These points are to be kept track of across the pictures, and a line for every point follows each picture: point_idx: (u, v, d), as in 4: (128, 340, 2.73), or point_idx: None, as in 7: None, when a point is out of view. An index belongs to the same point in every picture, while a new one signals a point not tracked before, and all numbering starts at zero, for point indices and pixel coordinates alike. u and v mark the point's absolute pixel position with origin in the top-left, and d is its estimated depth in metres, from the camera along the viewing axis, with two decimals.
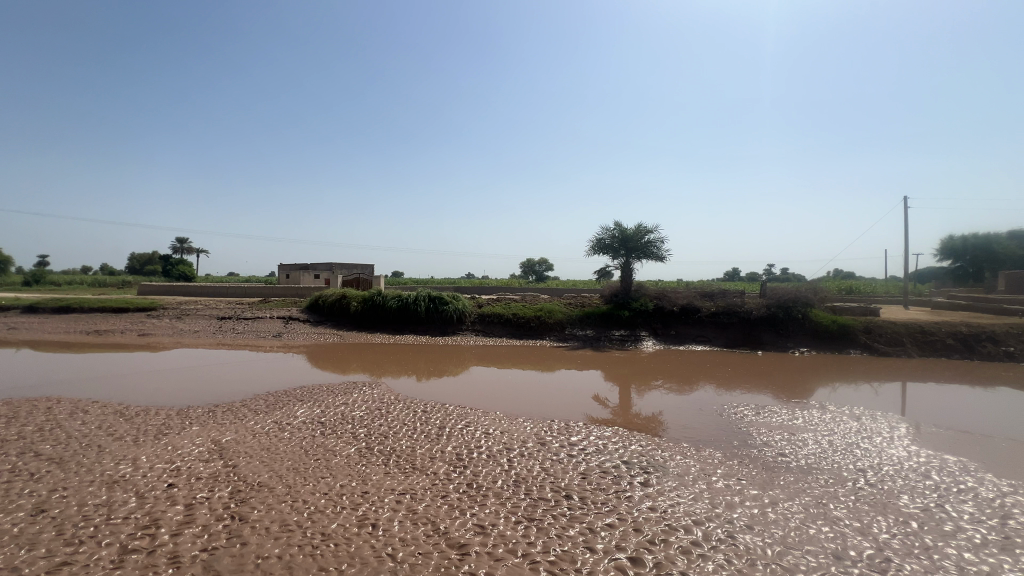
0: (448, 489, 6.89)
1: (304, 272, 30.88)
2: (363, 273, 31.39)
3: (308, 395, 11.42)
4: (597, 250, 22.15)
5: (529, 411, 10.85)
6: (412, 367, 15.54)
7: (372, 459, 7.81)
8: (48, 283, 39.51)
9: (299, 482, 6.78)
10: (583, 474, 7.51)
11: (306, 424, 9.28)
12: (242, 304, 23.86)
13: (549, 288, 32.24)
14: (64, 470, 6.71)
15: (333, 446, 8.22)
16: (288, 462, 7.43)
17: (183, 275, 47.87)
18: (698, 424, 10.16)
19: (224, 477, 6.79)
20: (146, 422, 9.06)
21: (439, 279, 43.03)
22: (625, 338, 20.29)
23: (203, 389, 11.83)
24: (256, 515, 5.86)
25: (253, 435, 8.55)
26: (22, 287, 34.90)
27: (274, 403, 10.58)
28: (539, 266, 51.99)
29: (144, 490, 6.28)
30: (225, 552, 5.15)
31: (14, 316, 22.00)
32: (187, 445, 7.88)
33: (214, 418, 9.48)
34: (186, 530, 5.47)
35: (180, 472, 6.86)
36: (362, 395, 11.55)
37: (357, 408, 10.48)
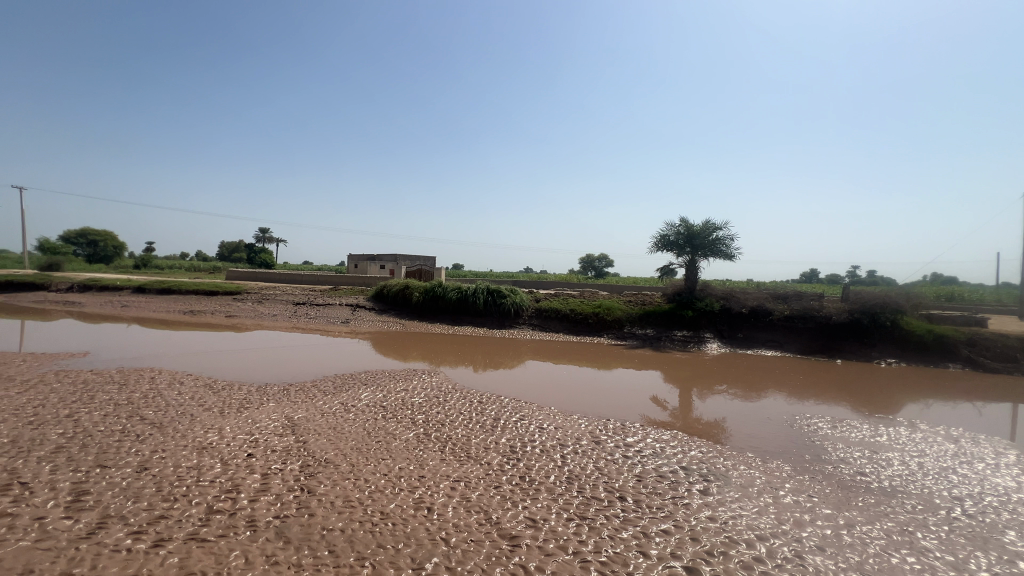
0: (501, 480, 6.97)
1: (370, 263, 32.47)
2: (425, 265, 32.44)
3: (372, 380, 11.99)
4: (661, 247, 21.39)
5: (584, 408, 10.73)
6: (469, 358, 15.86)
7: (429, 445, 8.07)
8: (151, 271, 40.70)
9: (361, 462, 7.14)
10: (639, 477, 7.32)
11: (369, 407, 9.76)
12: (315, 291, 25.47)
13: (608, 285, 31.73)
14: (163, 434, 7.53)
15: (393, 430, 8.58)
16: (352, 442, 7.85)
17: (263, 263, 51.79)
18: (765, 434, 9.56)
19: (295, 451, 7.31)
20: (230, 395, 9.97)
21: (497, 274, 43.54)
22: (688, 339, 19.49)
23: (280, 369, 12.79)
24: (322, 489, 6.27)
25: (322, 414, 9.13)
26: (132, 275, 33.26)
27: (341, 386, 11.22)
28: (598, 262, 50.99)
29: (227, 457, 6.90)
30: (295, 521, 5.54)
31: (126, 295, 24.90)
32: (264, 420, 8.55)
33: (288, 396, 10.23)
34: (262, 497, 5.96)
35: (258, 444, 7.47)
36: (421, 383, 11.95)
37: (417, 395, 10.87)
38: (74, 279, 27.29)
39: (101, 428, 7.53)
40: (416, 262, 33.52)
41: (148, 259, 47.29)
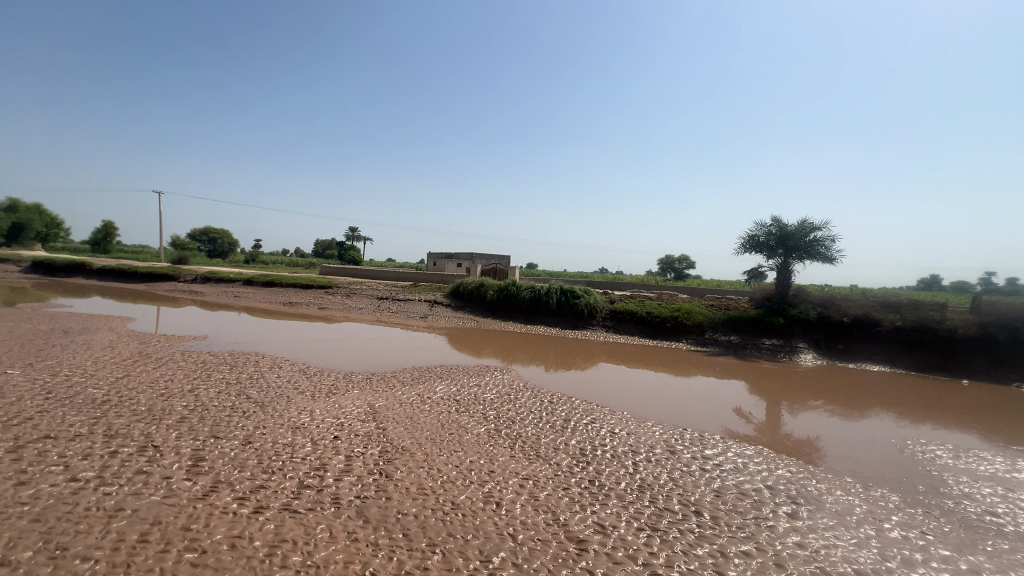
0: (570, 482, 6.90)
1: (448, 261, 33.72)
2: (500, 264, 32.96)
3: (447, 374, 12.44)
4: (749, 248, 19.95)
5: (659, 416, 10.30)
6: (541, 357, 15.90)
7: (500, 440, 8.20)
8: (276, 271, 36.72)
9: (435, 452, 7.43)
10: (717, 492, 6.88)
11: (444, 400, 10.13)
12: (397, 287, 26.92)
13: (689, 288, 30.19)
14: (264, 412, 8.37)
15: (466, 424, 8.83)
16: (427, 432, 8.20)
17: (353, 260, 55.76)
18: (868, 458, 8.57)
19: (376, 437, 7.78)
20: (321, 380, 10.86)
21: (572, 275, 43.18)
22: (777, 349, 18.02)
23: (364, 359, 13.70)
24: (399, 475, 6.61)
25: (400, 404, 9.63)
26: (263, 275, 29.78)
27: (418, 378, 11.77)
28: (678, 264, 48.51)
29: (317, 438, 7.51)
30: (373, 502, 5.89)
31: (238, 286, 28.04)
32: (349, 405, 9.20)
33: (371, 384, 10.93)
34: (345, 477, 6.41)
35: (343, 427, 8.04)
36: (493, 379, 12.19)
37: (489, 391, 11.10)
38: (198, 271, 31.22)
39: (216, 403, 8.54)
40: (491, 261, 34.26)
41: (256, 255, 52.76)
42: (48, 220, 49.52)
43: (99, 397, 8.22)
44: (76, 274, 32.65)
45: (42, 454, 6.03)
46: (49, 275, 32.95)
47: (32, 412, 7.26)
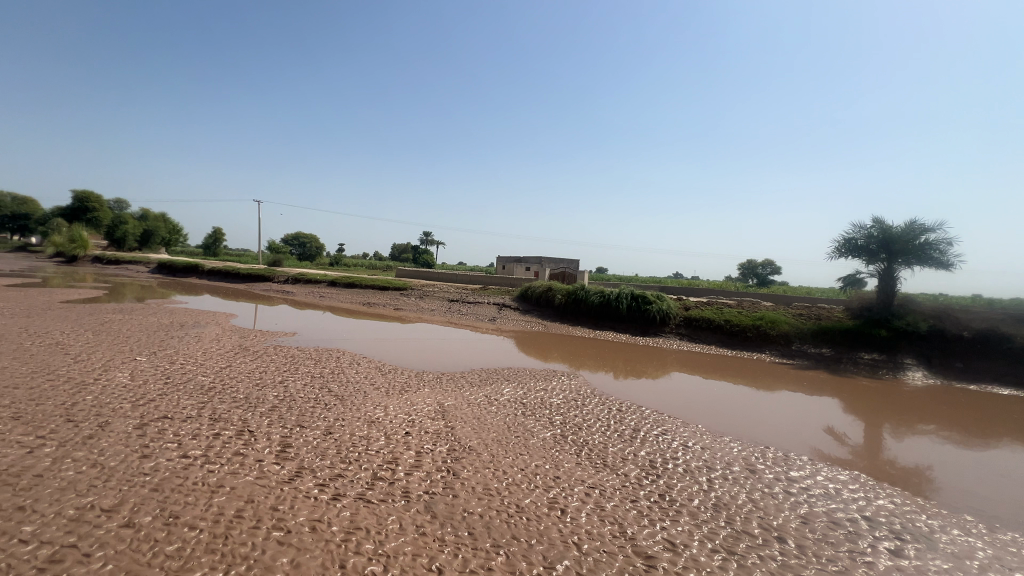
0: (638, 495, 6.64)
1: (517, 265, 34.09)
2: (569, 268, 32.74)
3: (514, 376, 12.53)
4: (845, 252, 18.13)
5: (737, 431, 9.64)
6: (610, 363, 15.54)
7: (566, 447, 8.09)
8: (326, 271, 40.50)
9: (500, 454, 7.48)
10: (804, 519, 6.29)
11: (510, 402, 10.22)
12: (467, 290, 27.66)
13: (774, 295, 28.06)
14: (343, 405, 8.93)
15: (532, 427, 8.82)
16: (493, 434, 8.29)
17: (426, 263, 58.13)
18: (994, 494, 7.41)
19: (445, 435, 8.01)
20: (395, 378, 11.40)
21: (644, 280, 41.84)
22: (878, 364, 16.18)
23: (435, 358, 14.19)
24: (465, 474, 6.74)
25: (468, 404, 9.85)
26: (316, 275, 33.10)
27: (486, 379, 11.98)
28: (761, 269, 45.38)
29: (390, 433, 7.87)
30: (441, 499, 6.06)
31: (324, 287, 30.30)
32: (420, 403, 9.57)
33: (441, 383, 11.29)
34: (415, 472, 6.66)
35: (415, 424, 8.37)
36: (560, 384, 12.10)
37: (556, 395, 11.03)
38: (290, 273, 34.12)
39: (302, 395, 9.25)
40: (560, 265, 34.15)
41: (340, 258, 56.69)
42: (170, 227, 56.54)
43: (206, 384, 9.22)
44: (191, 275, 36.99)
45: (161, 432, 6.87)
46: (171, 275, 37.64)
47: (154, 394, 8.30)
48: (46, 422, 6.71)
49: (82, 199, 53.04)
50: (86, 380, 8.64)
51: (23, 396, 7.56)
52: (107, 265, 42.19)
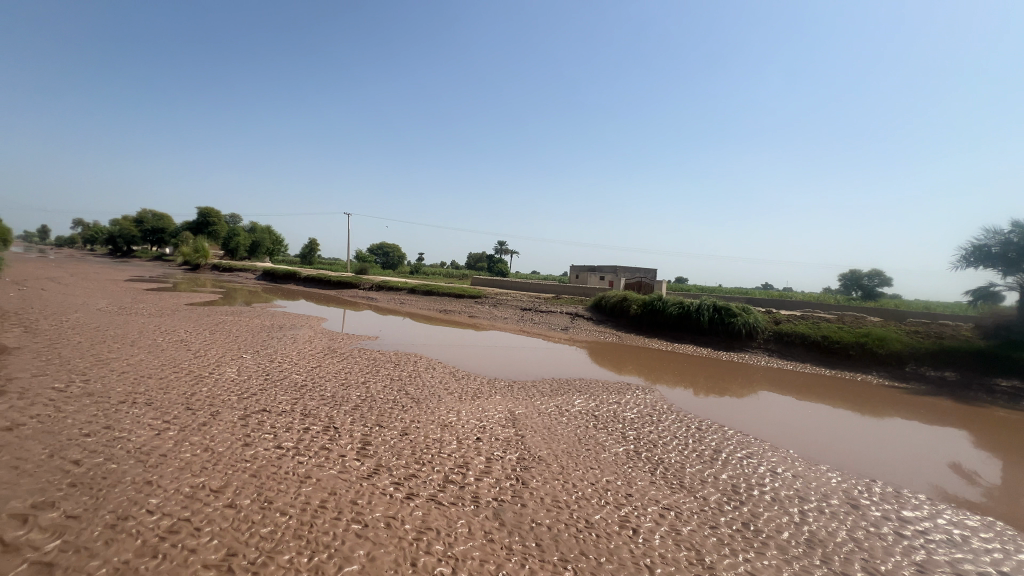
0: (718, 521, 6.19)
1: (591, 274, 33.60)
2: (646, 278, 31.65)
3: (585, 387, 12.31)
4: (975, 261, 15.74)
5: (837, 460, 8.68)
6: (690, 378, 14.73)
7: (639, 464, 7.77)
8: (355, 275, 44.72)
9: (571, 467, 7.36)
10: (919, 567, 5.48)
11: (581, 414, 10.04)
12: (540, 299, 27.73)
13: (884, 309, 25.00)
14: (418, 408, 9.30)
15: (603, 441, 8.58)
16: (563, 445, 8.17)
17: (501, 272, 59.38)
18: None
19: (515, 443, 8.04)
20: (468, 384, 11.67)
21: (728, 291, 39.29)
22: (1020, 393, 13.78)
23: (507, 366, 14.36)
24: (534, 483, 6.71)
25: (539, 413, 9.81)
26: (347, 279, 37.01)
27: (557, 389, 11.87)
28: (867, 280, 40.76)
29: (462, 437, 8.06)
30: (509, 507, 6.07)
31: (404, 294, 31.95)
32: (492, 409, 9.70)
33: (512, 391, 11.38)
34: (485, 478, 6.74)
35: (485, 430, 8.49)
36: (634, 398, 11.69)
37: (629, 410, 10.65)
38: (375, 280, 36.42)
39: (381, 396, 9.78)
40: (637, 274, 33.16)
41: (420, 267, 59.45)
42: (274, 239, 62.91)
43: (299, 382, 10.06)
44: (291, 281, 40.76)
45: (260, 423, 7.61)
46: (273, 282, 41.72)
47: (256, 389, 9.22)
48: (171, 408, 7.71)
49: (207, 215, 60.59)
50: (203, 374, 9.81)
51: (154, 385, 8.74)
52: (223, 272, 47.75)
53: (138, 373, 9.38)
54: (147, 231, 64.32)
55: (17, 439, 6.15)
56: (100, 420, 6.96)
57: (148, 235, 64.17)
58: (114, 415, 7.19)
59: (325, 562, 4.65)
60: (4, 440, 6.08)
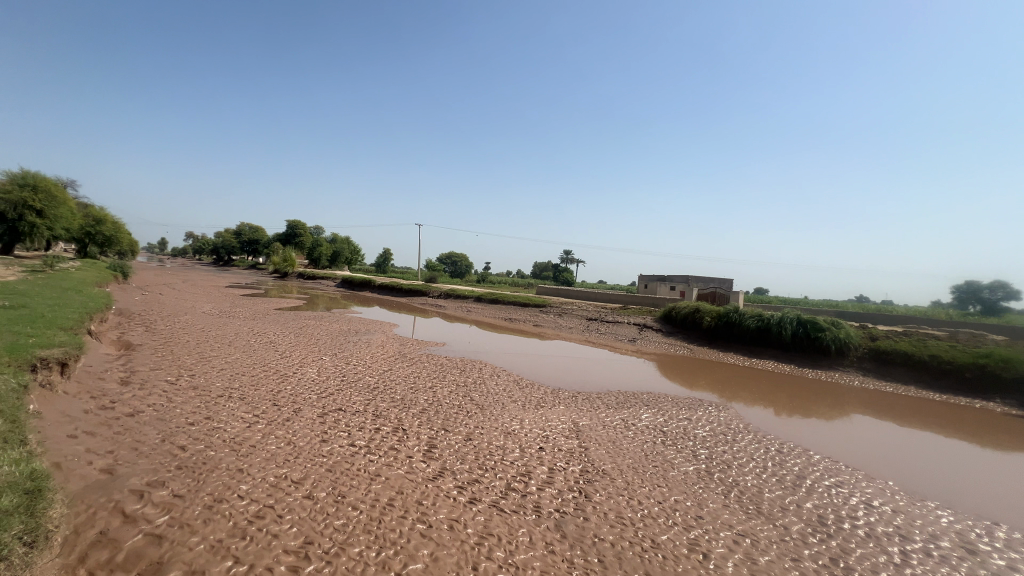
0: (801, 554, 5.68)
1: (661, 284, 32.45)
2: (721, 288, 30.01)
3: (653, 402, 11.85)
4: None
5: (948, 497, 7.63)
6: (770, 397, 13.64)
7: (711, 485, 7.33)
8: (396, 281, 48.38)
9: (636, 483, 7.10)
10: None
11: (649, 428, 9.67)
12: (607, 309, 27.19)
13: (1010, 326, 21.75)
14: (483, 414, 9.46)
15: (672, 458, 8.20)
16: (629, 460, 7.91)
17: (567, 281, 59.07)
18: None
19: (578, 455, 7.91)
20: (532, 392, 11.68)
21: (815, 303, 36.21)
22: None
23: (571, 376, 14.21)
24: (598, 497, 6.55)
25: (604, 426, 9.59)
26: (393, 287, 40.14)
27: (623, 402, 11.54)
28: (988, 292, 35.72)
29: (524, 446, 8.08)
30: (571, 519, 5.97)
31: (471, 302, 32.73)
32: (555, 420, 9.62)
33: (576, 402, 11.22)
34: (547, 488, 6.69)
35: (549, 440, 8.43)
36: (706, 415, 11.07)
37: (701, 427, 10.10)
38: (443, 289, 37.67)
39: (447, 401, 10.07)
40: (711, 285, 31.54)
41: (486, 276, 60.62)
42: (353, 249, 67.21)
43: (373, 384, 10.62)
44: (367, 289, 43.24)
45: (337, 421, 8.12)
46: (352, 289, 44.50)
47: (334, 389, 9.87)
48: (260, 403, 8.46)
49: (295, 227, 66.07)
50: (288, 373, 10.66)
51: (247, 382, 9.63)
52: (308, 280, 51.73)
53: (234, 370, 10.40)
54: (245, 243, 71.33)
55: (137, 424, 7.04)
56: (202, 411, 7.79)
57: (246, 246, 71.12)
58: (214, 407, 8.02)
59: (391, 558, 4.83)
60: (126, 424, 6.98)
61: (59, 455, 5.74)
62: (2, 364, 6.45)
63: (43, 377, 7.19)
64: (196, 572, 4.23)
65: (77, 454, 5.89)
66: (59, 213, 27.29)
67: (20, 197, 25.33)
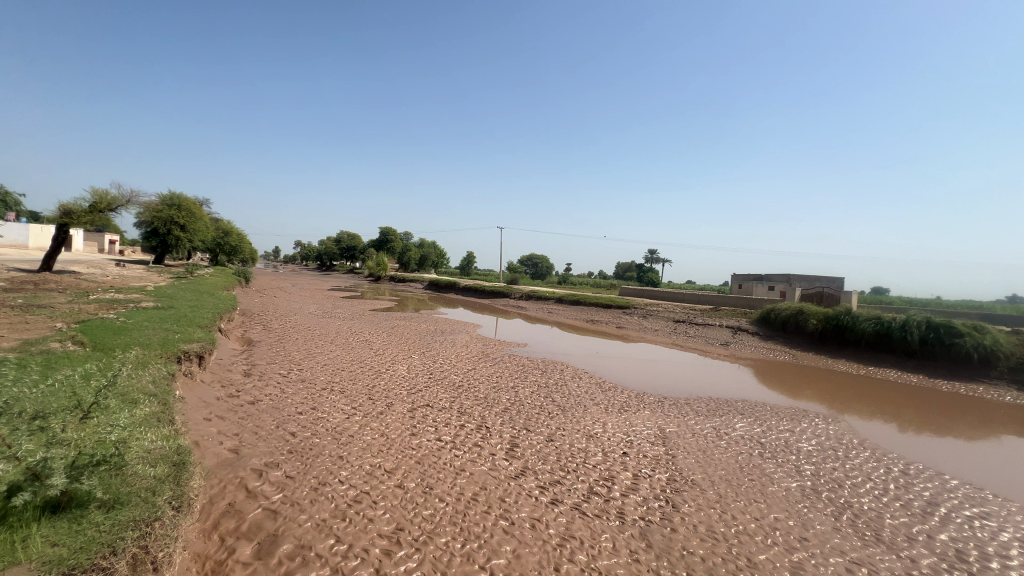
0: None
1: (757, 284, 30.05)
2: (829, 288, 27.11)
3: (749, 411, 10.99)
4: None
5: None
6: (892, 411, 11.96)
7: (818, 504, 6.63)
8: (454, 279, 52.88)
9: (730, 496, 6.64)
10: None
11: (744, 439, 9.00)
12: (695, 311, 25.73)
13: None
14: (564, 416, 9.41)
15: (772, 472, 7.54)
16: (721, 471, 7.42)
17: (651, 280, 57.39)
18: None
19: (665, 463, 7.57)
20: (615, 396, 11.41)
21: (951, 305, 31.34)
22: None
23: (656, 380, 13.63)
24: (686, 509, 6.22)
25: (693, 433, 9.10)
26: (460, 288, 44.04)
27: (715, 409, 10.85)
28: None
29: (607, 450, 7.92)
30: (657, 529, 5.72)
31: (553, 304, 32.77)
32: (640, 425, 9.31)
33: (662, 407, 10.77)
34: (632, 495, 6.48)
35: (633, 446, 8.17)
36: (812, 427, 10.04)
37: (806, 440, 9.18)
38: (525, 290, 38.13)
39: (529, 401, 10.16)
40: (817, 285, 28.60)
41: (568, 278, 60.18)
42: (439, 253, 70.53)
43: (458, 382, 11.03)
44: (452, 290, 45.12)
45: (425, 417, 8.56)
46: (438, 290, 46.71)
47: (422, 386, 10.41)
48: (357, 397, 9.17)
49: (387, 234, 70.87)
50: (382, 370, 11.43)
51: (347, 377, 10.50)
52: (399, 282, 55.13)
53: (336, 366, 11.39)
54: (345, 250, 77.70)
55: (257, 411, 7.98)
56: (308, 402, 8.64)
57: (345, 252, 77.42)
58: (319, 399, 8.85)
59: (475, 551, 4.98)
60: (249, 411, 7.94)
61: (197, 435, 6.68)
62: (156, 356, 7.65)
63: (186, 367, 8.42)
64: (304, 546, 4.68)
65: (211, 435, 6.82)
66: (198, 228, 31.75)
67: (169, 215, 29.77)
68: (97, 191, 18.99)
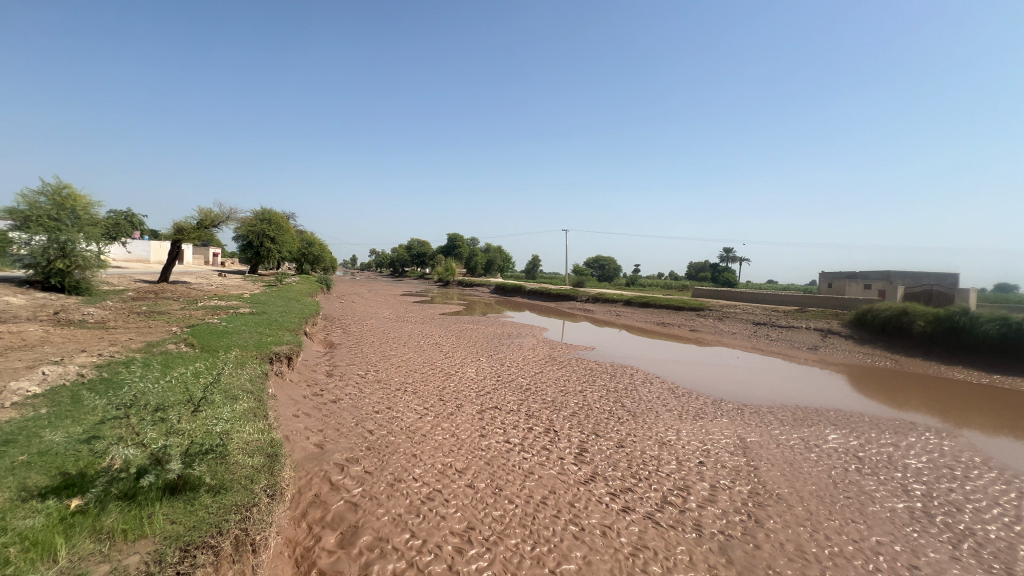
0: None
1: (851, 283, 27.35)
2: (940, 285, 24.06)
3: (844, 421, 10.00)
4: None
5: None
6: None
7: (930, 529, 5.88)
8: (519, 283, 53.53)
9: (822, 513, 6.08)
10: None
11: (838, 452, 8.21)
12: (778, 312, 23.92)
13: None
14: (635, 422, 9.12)
15: (872, 490, 6.81)
16: (811, 486, 6.81)
17: (727, 279, 54.44)
18: None
19: (746, 474, 7.09)
20: (689, 402, 10.89)
21: None
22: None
23: (734, 387, 12.81)
24: (772, 525, 5.78)
25: (778, 444, 8.45)
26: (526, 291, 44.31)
27: (803, 419, 10.00)
28: None
29: (682, 458, 7.56)
30: (739, 545, 5.37)
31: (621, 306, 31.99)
32: (717, 433, 8.80)
33: (742, 415, 10.11)
34: (710, 507, 6.13)
35: (710, 455, 7.74)
36: (922, 442, 8.92)
37: (915, 457, 8.18)
38: (592, 292, 37.57)
39: (598, 406, 9.96)
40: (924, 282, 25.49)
41: (636, 279, 58.52)
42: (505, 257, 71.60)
43: (525, 386, 11.07)
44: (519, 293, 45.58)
45: (494, 419, 8.68)
46: (504, 293, 47.39)
47: (490, 389, 10.57)
48: (429, 398, 9.49)
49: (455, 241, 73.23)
50: (451, 372, 11.77)
51: (418, 378, 10.92)
52: (467, 287, 56.55)
53: (408, 368, 11.89)
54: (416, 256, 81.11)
55: (339, 409, 8.52)
56: (384, 402, 9.09)
57: (416, 258, 80.82)
58: (394, 399, 9.28)
59: (545, 555, 4.96)
60: (332, 409, 8.50)
61: (288, 429, 7.25)
62: (251, 356, 8.43)
63: (278, 367, 9.18)
64: (382, 539, 4.92)
65: (299, 430, 7.38)
66: (286, 240, 34.69)
67: (261, 229, 32.83)
68: (203, 210, 21.33)
